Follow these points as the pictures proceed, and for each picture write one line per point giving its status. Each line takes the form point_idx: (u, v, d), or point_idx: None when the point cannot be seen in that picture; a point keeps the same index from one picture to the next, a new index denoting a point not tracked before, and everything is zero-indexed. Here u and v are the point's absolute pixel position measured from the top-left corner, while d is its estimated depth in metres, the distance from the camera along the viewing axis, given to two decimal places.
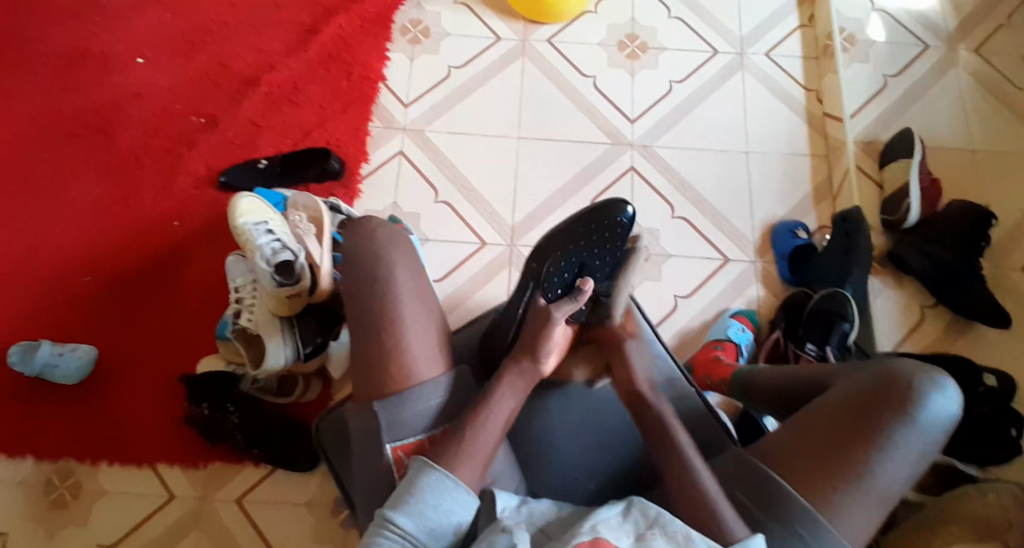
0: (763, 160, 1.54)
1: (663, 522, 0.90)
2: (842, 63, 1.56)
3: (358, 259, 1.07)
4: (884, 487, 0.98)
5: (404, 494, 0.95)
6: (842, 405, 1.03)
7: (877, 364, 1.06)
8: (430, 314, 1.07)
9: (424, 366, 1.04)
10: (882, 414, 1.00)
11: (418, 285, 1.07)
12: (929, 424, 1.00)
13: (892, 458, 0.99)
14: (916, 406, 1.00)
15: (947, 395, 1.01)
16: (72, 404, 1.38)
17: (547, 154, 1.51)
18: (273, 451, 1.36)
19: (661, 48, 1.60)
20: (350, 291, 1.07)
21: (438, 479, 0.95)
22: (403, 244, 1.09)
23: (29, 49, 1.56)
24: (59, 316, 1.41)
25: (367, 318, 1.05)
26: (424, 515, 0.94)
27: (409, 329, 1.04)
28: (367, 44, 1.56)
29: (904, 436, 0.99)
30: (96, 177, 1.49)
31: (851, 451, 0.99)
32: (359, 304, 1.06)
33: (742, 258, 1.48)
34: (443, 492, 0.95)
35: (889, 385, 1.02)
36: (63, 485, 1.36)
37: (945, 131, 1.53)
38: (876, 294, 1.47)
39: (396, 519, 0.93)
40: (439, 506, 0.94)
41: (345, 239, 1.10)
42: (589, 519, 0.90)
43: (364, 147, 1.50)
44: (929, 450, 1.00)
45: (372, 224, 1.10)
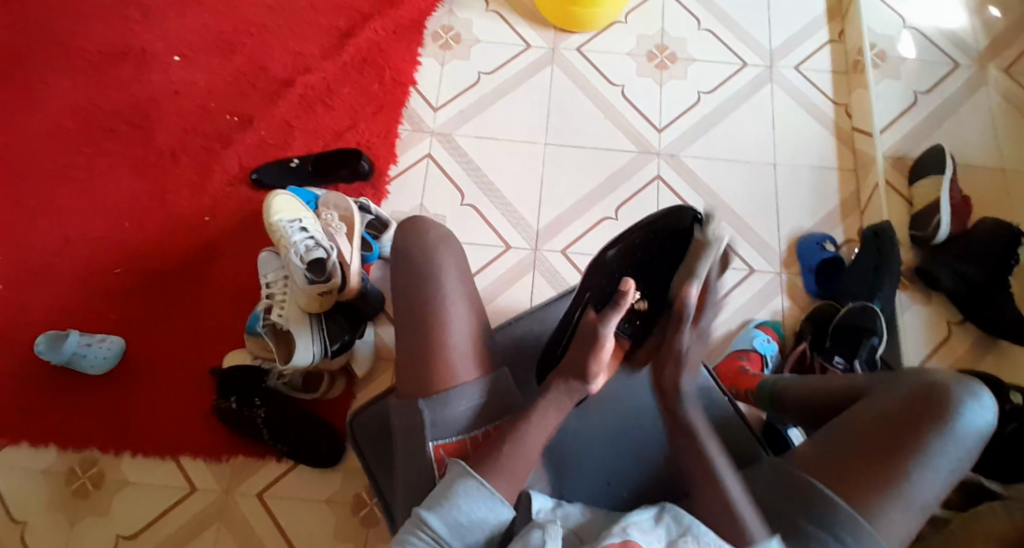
0: (791, 173, 1.54)
1: (697, 532, 0.90)
2: (872, 79, 1.57)
3: (410, 258, 1.13)
4: (923, 491, 0.99)
5: (439, 498, 0.95)
6: (882, 412, 1.04)
7: (913, 373, 1.08)
8: (475, 317, 1.12)
9: (465, 366, 1.07)
10: (922, 419, 1.02)
11: (462, 283, 1.11)
12: (965, 432, 1.01)
13: (933, 465, 1.00)
14: (955, 412, 1.02)
15: (982, 405, 1.03)
16: (98, 395, 1.40)
17: (576, 161, 1.51)
18: (297, 446, 1.37)
19: (691, 59, 1.61)
20: (399, 289, 1.12)
21: (475, 485, 0.95)
22: (450, 247, 1.14)
23: (68, 44, 1.58)
24: (90, 307, 1.43)
25: (414, 315, 1.09)
26: (457, 520, 0.94)
27: (455, 328, 1.08)
28: (399, 48, 1.57)
29: (941, 443, 1.01)
30: (130, 171, 1.50)
31: (893, 457, 1.00)
32: (408, 301, 1.10)
33: (769, 270, 1.49)
34: (480, 500, 0.95)
35: (926, 395, 1.04)
36: (86, 475, 1.37)
37: (974, 150, 1.53)
38: (904, 309, 1.47)
39: (429, 520, 0.94)
40: (473, 512, 0.94)
41: (396, 236, 1.15)
42: (621, 522, 0.90)
43: (394, 149, 1.51)
44: (965, 458, 1.01)
45: (423, 224, 1.15)
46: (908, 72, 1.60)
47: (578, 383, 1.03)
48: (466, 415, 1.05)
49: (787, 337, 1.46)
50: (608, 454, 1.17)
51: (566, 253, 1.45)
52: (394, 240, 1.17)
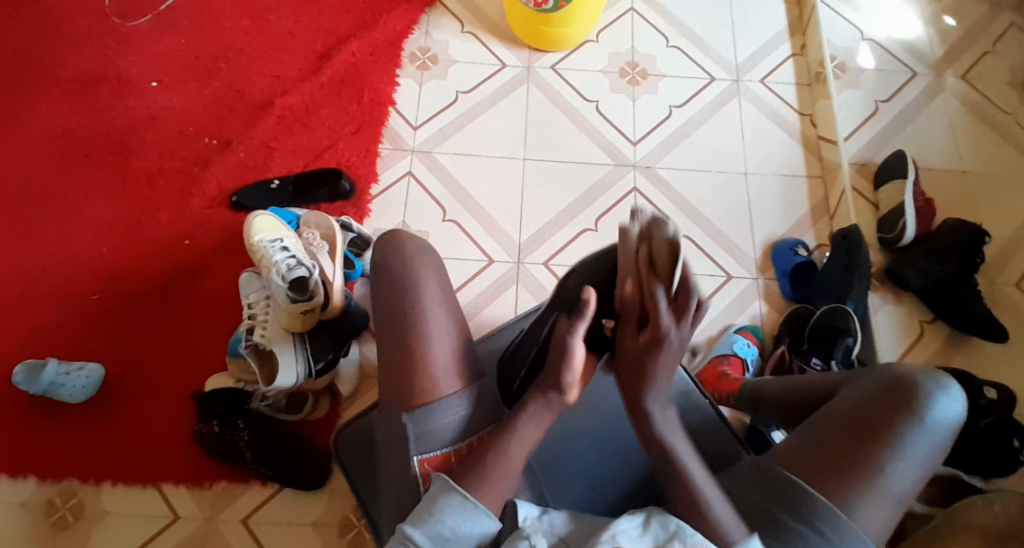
0: (762, 182, 1.58)
1: (684, 535, 0.92)
2: (834, 90, 1.63)
3: (387, 272, 1.13)
4: (897, 485, 1.02)
5: (422, 513, 0.95)
6: (855, 408, 1.06)
7: (884, 368, 1.10)
8: (456, 325, 1.12)
9: (446, 378, 1.07)
10: (893, 412, 1.04)
11: (443, 293, 1.12)
12: (936, 424, 1.04)
13: (906, 457, 1.02)
14: (925, 405, 1.04)
15: (951, 397, 1.05)
16: (78, 424, 1.37)
17: (553, 175, 1.54)
18: (280, 469, 1.35)
19: (661, 74, 1.65)
20: (381, 301, 1.13)
21: (458, 499, 0.95)
22: (428, 257, 1.15)
23: (43, 72, 1.57)
24: (68, 334, 1.41)
25: (396, 327, 1.09)
26: (442, 534, 0.94)
27: (435, 337, 1.09)
28: (377, 69, 1.59)
29: (914, 437, 1.03)
30: (107, 197, 1.49)
31: (867, 451, 1.03)
32: (391, 312, 1.10)
33: (745, 275, 1.52)
34: (463, 513, 0.95)
35: (897, 390, 1.06)
36: (65, 506, 1.33)
37: (936, 154, 1.59)
38: (876, 310, 1.51)
39: (414, 536, 0.94)
40: (458, 525, 0.95)
41: (376, 249, 1.16)
42: (609, 531, 0.92)
43: (374, 167, 1.52)
44: (937, 449, 1.04)
45: (402, 236, 1.16)
46: (869, 82, 1.66)
47: (555, 394, 1.01)
48: (449, 428, 1.05)
49: (765, 341, 1.49)
50: (594, 458, 1.18)
51: (548, 265, 1.47)
52: (371, 255, 1.18)
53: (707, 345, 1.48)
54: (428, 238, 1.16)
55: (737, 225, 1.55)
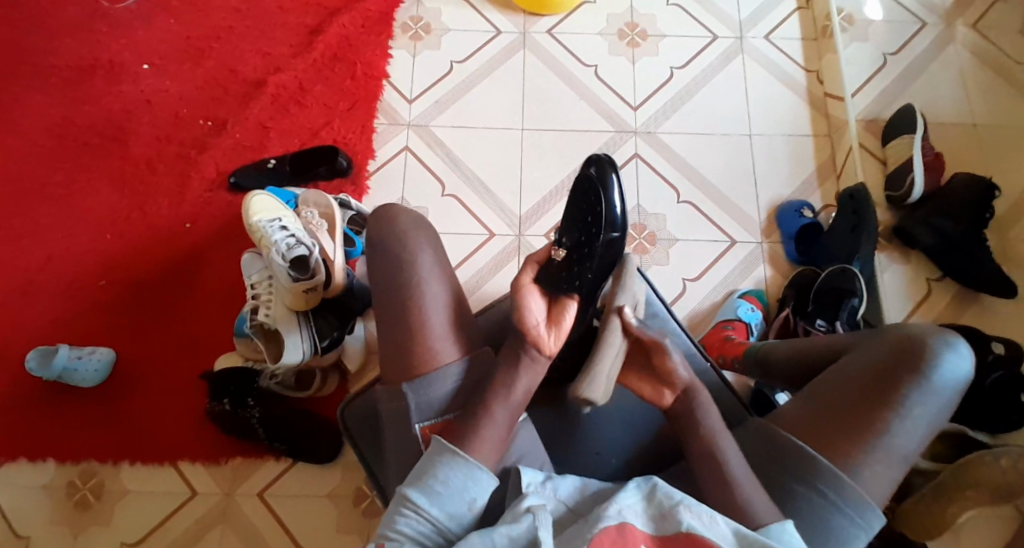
0: (767, 143, 1.55)
1: (688, 504, 0.91)
2: (841, 43, 1.58)
3: (381, 248, 1.12)
4: (903, 447, 1.01)
5: (420, 475, 0.96)
6: (859, 371, 1.05)
7: (888, 328, 1.09)
8: (454, 298, 1.11)
9: (446, 347, 1.07)
10: (899, 373, 1.03)
11: (440, 270, 1.11)
12: (942, 384, 1.02)
13: (911, 419, 1.01)
14: (932, 364, 1.03)
15: (959, 355, 1.04)
16: (93, 407, 1.41)
17: (553, 144, 1.52)
18: (293, 445, 1.38)
19: (661, 35, 1.61)
20: (377, 279, 1.11)
21: (450, 456, 0.96)
22: (422, 233, 1.14)
23: (40, 61, 1.58)
24: (78, 321, 1.43)
25: (392, 305, 1.09)
26: (437, 493, 0.95)
27: (435, 311, 1.08)
28: (370, 42, 1.57)
29: (919, 398, 1.02)
30: (108, 183, 1.51)
31: (871, 415, 1.02)
32: (387, 291, 1.09)
33: (749, 239, 1.50)
34: (456, 468, 0.96)
35: (902, 351, 1.04)
36: (86, 487, 1.38)
37: (944, 106, 1.55)
38: (884, 269, 1.49)
39: (411, 497, 0.94)
40: (451, 481, 0.95)
41: (369, 229, 1.14)
42: (614, 502, 0.90)
43: (371, 144, 1.52)
44: (944, 409, 1.03)
45: (395, 212, 1.14)
46: (876, 35, 1.61)
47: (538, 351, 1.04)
48: (446, 396, 1.05)
49: (771, 304, 1.48)
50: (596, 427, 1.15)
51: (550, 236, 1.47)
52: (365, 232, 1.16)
53: (711, 311, 1.46)
54: (422, 212, 1.14)
55: (742, 189, 1.53)
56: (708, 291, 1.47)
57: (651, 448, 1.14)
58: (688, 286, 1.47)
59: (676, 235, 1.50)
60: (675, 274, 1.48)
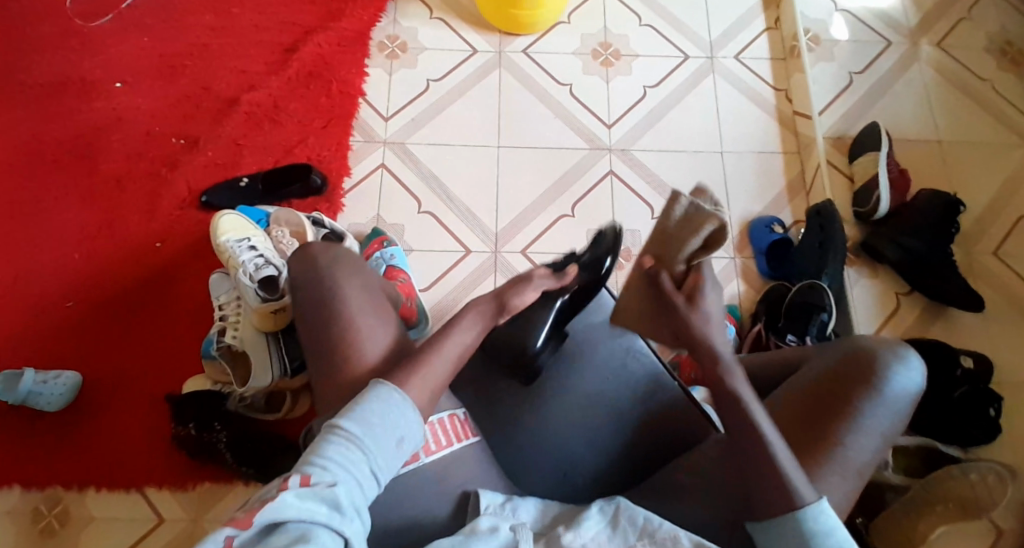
0: (739, 160, 1.57)
1: (652, 528, 0.89)
2: (808, 63, 1.61)
3: (304, 288, 1.05)
4: (857, 459, 1.01)
5: (351, 407, 0.91)
6: (811, 386, 1.06)
7: (841, 342, 1.10)
8: (389, 329, 1.03)
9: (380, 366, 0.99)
10: (850, 388, 1.04)
11: (369, 297, 1.04)
12: (893, 397, 1.03)
13: (864, 431, 1.02)
14: (882, 378, 1.04)
15: (910, 368, 1.05)
16: (60, 432, 1.37)
17: (529, 162, 1.53)
18: (258, 470, 1.34)
19: (635, 55, 1.63)
20: (303, 317, 1.04)
21: (385, 390, 0.93)
22: (349, 267, 1.06)
23: (8, 78, 1.55)
24: (42, 342, 1.40)
25: (318, 341, 1.01)
26: (369, 421, 0.90)
27: (370, 344, 1.00)
28: (345, 60, 1.57)
29: (870, 411, 1.03)
30: (74, 201, 1.47)
31: (824, 427, 1.02)
32: (313, 327, 1.02)
33: (723, 255, 1.52)
34: (390, 403, 0.92)
35: (854, 365, 1.05)
36: (51, 513, 1.33)
37: (910, 124, 1.58)
38: (853, 284, 1.51)
39: (341, 423, 0.90)
40: (383, 412, 0.92)
41: (291, 265, 1.08)
42: (575, 532, 0.89)
43: (346, 161, 1.51)
44: (896, 422, 1.03)
45: (315, 248, 1.08)
46: (842, 54, 1.64)
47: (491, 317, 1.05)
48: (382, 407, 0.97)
49: (744, 319, 1.49)
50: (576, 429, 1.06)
51: (526, 253, 1.47)
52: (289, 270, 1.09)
53: None
54: (344, 244, 1.08)
55: None
56: None
57: (621, 465, 1.05)
58: None
59: None
60: None
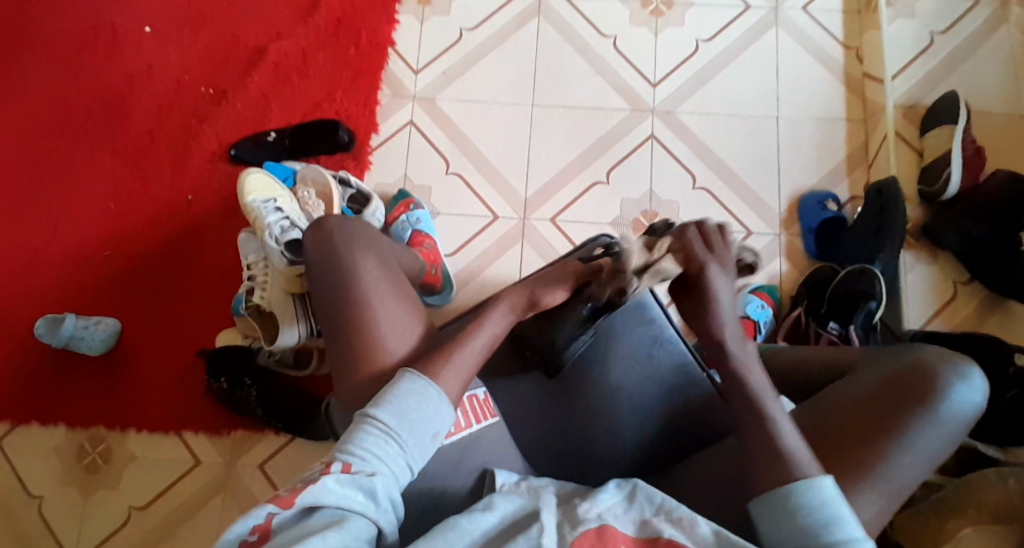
0: (795, 128, 1.45)
1: (670, 509, 0.86)
2: (885, 19, 1.46)
3: (322, 263, 1.10)
4: (904, 475, 0.95)
5: (386, 395, 0.93)
6: (862, 393, 1.01)
7: (902, 352, 1.05)
8: (402, 305, 1.09)
9: (396, 337, 1.05)
10: (903, 400, 0.98)
11: (382, 275, 1.10)
12: (950, 416, 0.98)
13: (912, 447, 0.96)
14: (940, 394, 0.99)
15: (971, 387, 1.00)
16: (101, 376, 1.44)
17: (565, 124, 1.45)
18: (289, 423, 1.39)
19: (688, 4, 1.50)
20: (321, 293, 1.09)
21: (420, 382, 0.94)
22: (362, 245, 1.11)
23: (43, 22, 1.54)
24: (81, 292, 1.44)
25: (337, 317, 1.06)
26: (405, 413, 0.92)
27: (383, 322, 1.06)
28: (377, 7, 1.50)
29: (924, 426, 0.97)
30: (111, 150, 1.48)
31: (871, 438, 0.97)
32: (330, 304, 1.07)
33: (767, 231, 1.43)
34: (425, 396, 0.93)
35: (909, 378, 1.00)
36: (95, 451, 1.42)
37: (994, 93, 1.42)
38: (908, 269, 1.42)
39: (378, 414, 0.91)
40: (417, 405, 0.92)
41: (310, 237, 1.13)
42: (589, 504, 0.87)
43: (375, 117, 1.46)
44: (950, 443, 0.98)
45: (331, 223, 1.13)
46: (924, 10, 1.47)
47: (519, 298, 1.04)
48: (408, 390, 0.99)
49: (783, 301, 1.42)
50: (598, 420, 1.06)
51: (555, 222, 1.42)
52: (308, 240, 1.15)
53: None
54: (355, 215, 1.15)
55: (764, 177, 1.44)
56: None
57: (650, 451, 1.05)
58: None
59: (689, 224, 1.43)
60: None
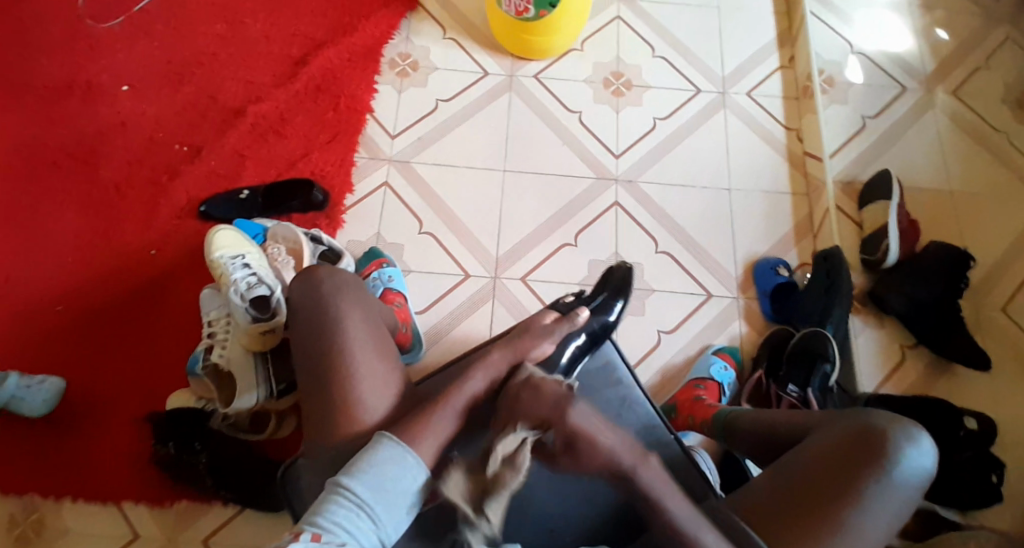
0: (746, 198, 1.55)
1: None
2: (821, 104, 1.60)
3: (307, 310, 1.08)
4: (861, 541, 0.98)
5: (360, 464, 0.97)
6: (819, 457, 1.02)
7: (857, 415, 1.06)
8: (385, 360, 1.07)
9: (374, 398, 1.04)
10: (857, 465, 1.00)
11: (370, 327, 1.08)
12: (902, 479, 1.00)
13: (868, 512, 0.98)
14: (892, 459, 1.00)
15: (922, 451, 1.01)
16: (39, 438, 1.33)
17: (534, 189, 1.51)
18: (241, 493, 1.30)
19: (646, 85, 1.62)
20: (303, 341, 1.07)
21: (396, 452, 0.98)
22: (353, 296, 1.09)
23: (15, 77, 1.55)
24: (28, 345, 1.37)
25: (320, 368, 1.04)
26: (378, 485, 0.96)
27: (363, 379, 1.04)
28: (354, 76, 1.57)
29: (879, 492, 0.99)
30: (73, 205, 1.46)
31: (827, 506, 0.98)
32: (314, 354, 1.05)
33: (725, 294, 1.49)
34: (398, 467, 0.97)
35: (864, 442, 1.02)
36: (25, 522, 1.29)
37: (922, 172, 1.56)
38: (857, 334, 1.48)
39: (349, 485, 0.95)
40: (389, 476, 0.97)
41: (295, 286, 1.10)
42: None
43: (350, 178, 1.50)
44: (903, 506, 1.00)
45: (321, 273, 1.10)
46: (856, 98, 1.63)
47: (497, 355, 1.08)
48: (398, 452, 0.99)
49: (744, 362, 1.46)
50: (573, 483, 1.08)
51: (526, 280, 1.44)
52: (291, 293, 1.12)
53: (684, 366, 1.44)
54: (346, 270, 1.11)
55: (720, 243, 1.52)
56: (681, 345, 1.45)
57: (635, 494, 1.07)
58: (663, 338, 1.46)
59: (652, 286, 1.48)
60: (651, 326, 1.46)
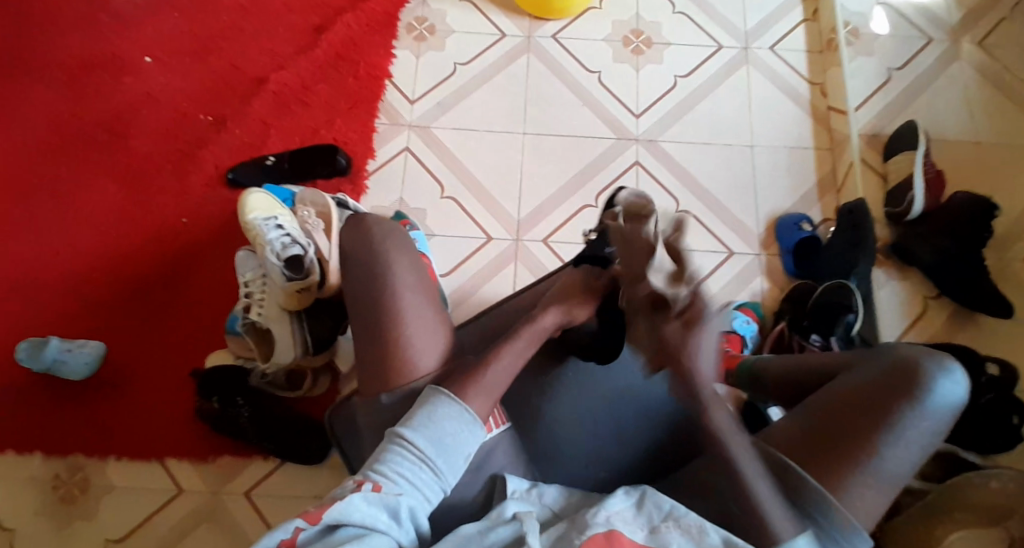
0: (769, 154, 1.55)
1: (678, 515, 0.88)
2: (846, 57, 1.58)
3: (355, 258, 1.03)
4: (895, 471, 0.91)
5: (419, 417, 0.91)
6: (849, 392, 0.96)
7: (882, 350, 0.99)
8: (433, 309, 1.02)
9: (423, 352, 0.98)
10: (889, 397, 0.93)
11: (418, 274, 1.02)
12: (935, 407, 0.93)
13: (902, 443, 0.92)
14: (923, 387, 0.93)
15: (954, 380, 0.94)
16: (81, 400, 1.38)
17: (553, 150, 1.52)
18: (280, 445, 1.34)
19: (667, 43, 1.62)
20: (352, 287, 1.02)
21: (457, 410, 0.92)
22: (402, 244, 1.04)
23: (46, 52, 1.58)
24: (68, 312, 1.42)
25: (368, 317, 1.00)
26: (440, 440, 0.90)
27: (413, 326, 0.99)
28: (374, 43, 1.58)
29: (912, 421, 0.92)
30: (108, 177, 1.50)
31: (860, 438, 0.92)
32: (362, 301, 1.00)
33: (748, 251, 1.49)
34: (460, 423, 0.92)
35: (894, 374, 0.95)
36: (72, 480, 1.34)
37: (948, 123, 1.54)
38: (881, 286, 1.47)
39: (411, 438, 0.90)
40: (453, 432, 0.91)
41: (344, 236, 1.05)
42: (597, 510, 0.88)
43: (371, 143, 1.52)
44: (937, 435, 0.93)
45: (368, 222, 1.05)
46: (881, 49, 1.61)
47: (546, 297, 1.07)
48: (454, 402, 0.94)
49: (767, 317, 1.45)
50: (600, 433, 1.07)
51: (548, 242, 1.46)
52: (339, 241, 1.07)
53: None
54: (397, 221, 1.05)
55: (741, 200, 1.52)
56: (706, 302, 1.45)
57: (643, 457, 1.06)
58: None
59: None
60: None
